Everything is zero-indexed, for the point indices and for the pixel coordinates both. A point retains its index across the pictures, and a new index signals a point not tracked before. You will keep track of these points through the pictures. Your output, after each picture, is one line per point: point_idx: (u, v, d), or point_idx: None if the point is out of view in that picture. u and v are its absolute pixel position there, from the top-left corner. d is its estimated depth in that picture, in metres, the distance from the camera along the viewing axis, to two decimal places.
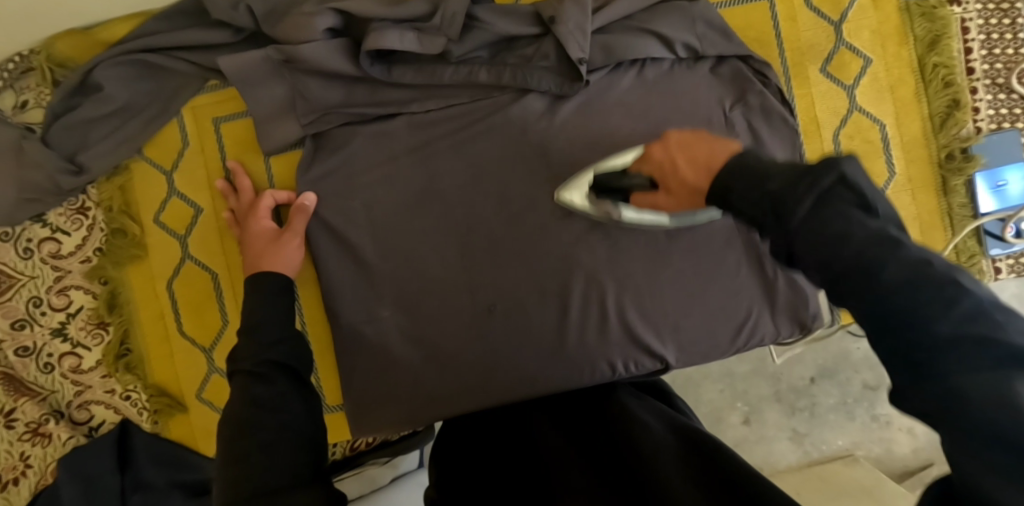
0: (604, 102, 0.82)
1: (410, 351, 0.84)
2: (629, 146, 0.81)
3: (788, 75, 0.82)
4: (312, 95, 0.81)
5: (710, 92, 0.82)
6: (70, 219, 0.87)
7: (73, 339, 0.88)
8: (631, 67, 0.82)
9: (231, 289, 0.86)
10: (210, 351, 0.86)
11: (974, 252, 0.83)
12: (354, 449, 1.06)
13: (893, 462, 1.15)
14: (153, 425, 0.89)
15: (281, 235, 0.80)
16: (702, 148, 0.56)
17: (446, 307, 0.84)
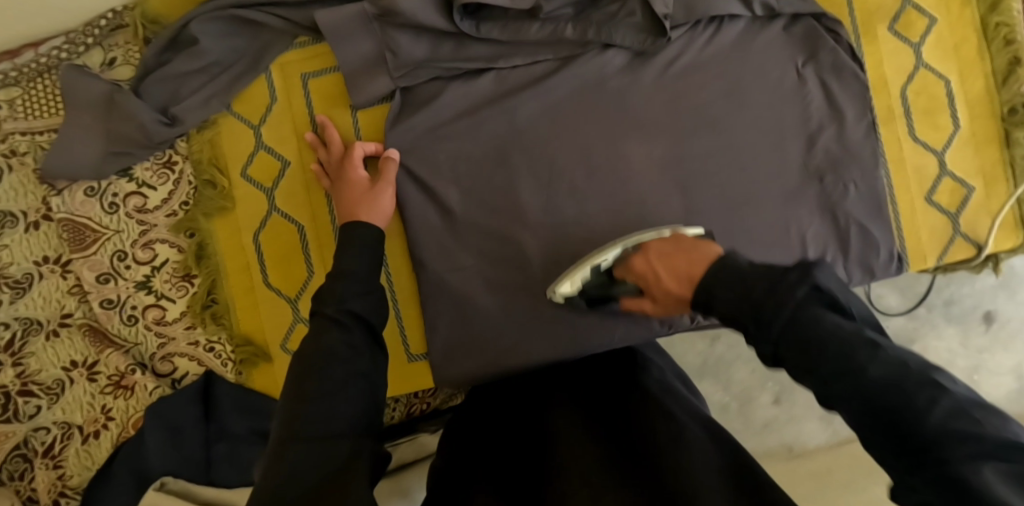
0: (684, 57, 0.85)
1: (493, 301, 0.87)
2: (704, 104, 0.85)
3: (858, 33, 0.86)
4: (402, 50, 0.84)
5: (784, 49, 0.85)
6: (157, 173, 0.89)
7: (158, 291, 0.90)
8: (708, 26, 0.84)
9: (317, 240, 0.88)
10: (295, 302, 0.88)
11: None
12: (411, 412, 1.09)
13: None
14: (237, 376, 0.90)
15: (374, 184, 0.83)
16: (678, 257, 0.60)
17: (526, 258, 0.86)
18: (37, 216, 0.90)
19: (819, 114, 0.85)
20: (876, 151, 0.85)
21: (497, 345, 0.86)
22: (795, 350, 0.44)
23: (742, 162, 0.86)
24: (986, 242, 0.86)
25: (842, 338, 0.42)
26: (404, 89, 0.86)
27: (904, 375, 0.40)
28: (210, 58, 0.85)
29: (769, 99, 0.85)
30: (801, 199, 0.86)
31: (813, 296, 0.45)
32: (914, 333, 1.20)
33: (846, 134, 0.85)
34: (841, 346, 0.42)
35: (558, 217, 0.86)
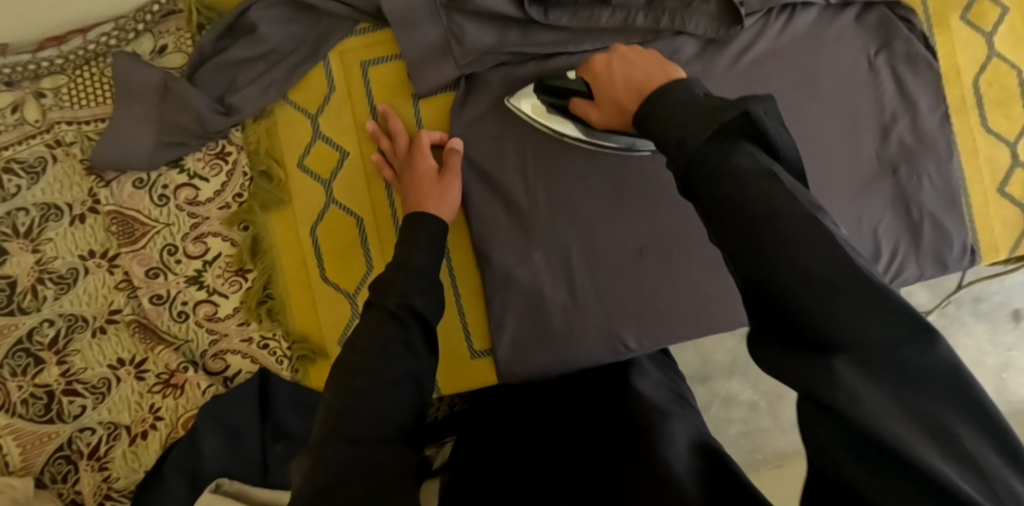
0: (757, 46, 0.83)
1: (560, 297, 0.84)
2: (777, 94, 0.83)
3: (931, 22, 0.84)
4: (468, 38, 0.81)
5: (857, 38, 0.83)
6: (209, 165, 0.86)
7: (210, 286, 0.86)
8: (780, 15, 0.83)
9: (377, 233, 0.85)
10: (354, 297, 0.86)
11: None
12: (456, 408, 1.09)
13: None
14: (293, 374, 0.87)
15: (441, 174, 0.80)
16: (637, 65, 0.63)
17: (592, 251, 0.84)
18: (82, 209, 0.87)
19: (891, 106, 0.84)
20: (949, 144, 0.84)
21: (563, 343, 0.84)
22: (708, 181, 0.43)
23: (817, 154, 0.84)
24: None
25: (745, 167, 0.41)
26: (468, 77, 0.84)
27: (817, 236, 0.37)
28: (269, 46, 0.82)
29: (842, 89, 0.84)
30: (878, 191, 0.84)
31: (743, 128, 0.43)
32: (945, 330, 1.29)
33: (920, 125, 0.84)
34: (783, 265, 0.37)
35: (626, 215, 0.84)
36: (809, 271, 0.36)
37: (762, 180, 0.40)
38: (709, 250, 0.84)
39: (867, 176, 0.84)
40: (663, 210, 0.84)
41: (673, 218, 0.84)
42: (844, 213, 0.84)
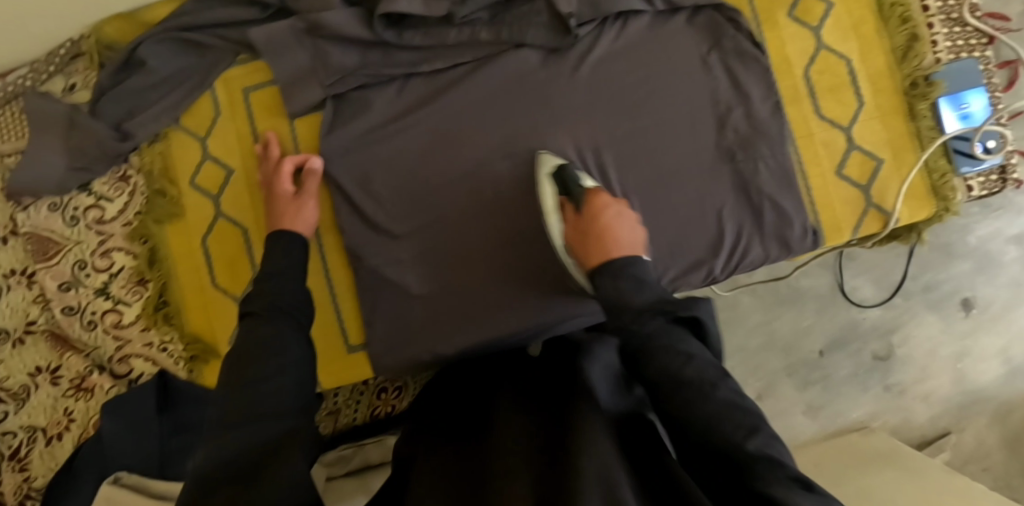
0: (595, 51, 0.90)
1: (432, 292, 0.92)
2: (618, 97, 0.90)
3: (759, 21, 0.91)
4: (331, 60, 0.90)
5: (690, 39, 0.90)
6: (113, 186, 0.95)
7: (115, 296, 0.95)
8: (615, 23, 0.90)
9: (260, 241, 0.93)
10: (241, 300, 0.93)
11: (944, 171, 0.89)
12: (374, 415, 1.24)
13: (910, 431, 1.34)
14: (189, 373, 0.94)
15: (297, 195, 0.88)
16: (619, 226, 0.72)
17: (457, 247, 0.92)
18: (4, 232, 0.97)
19: (729, 100, 0.90)
20: (782, 130, 0.90)
21: (434, 336, 0.92)
22: (656, 364, 0.58)
23: (659, 146, 0.90)
24: (895, 211, 0.89)
25: (700, 359, 0.58)
26: (335, 97, 0.92)
27: (744, 410, 0.55)
28: (162, 76, 0.92)
29: (679, 85, 0.90)
30: (718, 179, 0.90)
31: (664, 317, 0.61)
32: (895, 321, 1.34)
33: (753, 114, 0.90)
34: (710, 430, 0.53)
35: (489, 214, 0.92)
36: (762, 450, 0.52)
37: (710, 372, 0.57)
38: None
39: (707, 163, 0.90)
40: (521, 206, 0.92)
41: (533, 213, 0.92)
42: (686, 198, 0.90)
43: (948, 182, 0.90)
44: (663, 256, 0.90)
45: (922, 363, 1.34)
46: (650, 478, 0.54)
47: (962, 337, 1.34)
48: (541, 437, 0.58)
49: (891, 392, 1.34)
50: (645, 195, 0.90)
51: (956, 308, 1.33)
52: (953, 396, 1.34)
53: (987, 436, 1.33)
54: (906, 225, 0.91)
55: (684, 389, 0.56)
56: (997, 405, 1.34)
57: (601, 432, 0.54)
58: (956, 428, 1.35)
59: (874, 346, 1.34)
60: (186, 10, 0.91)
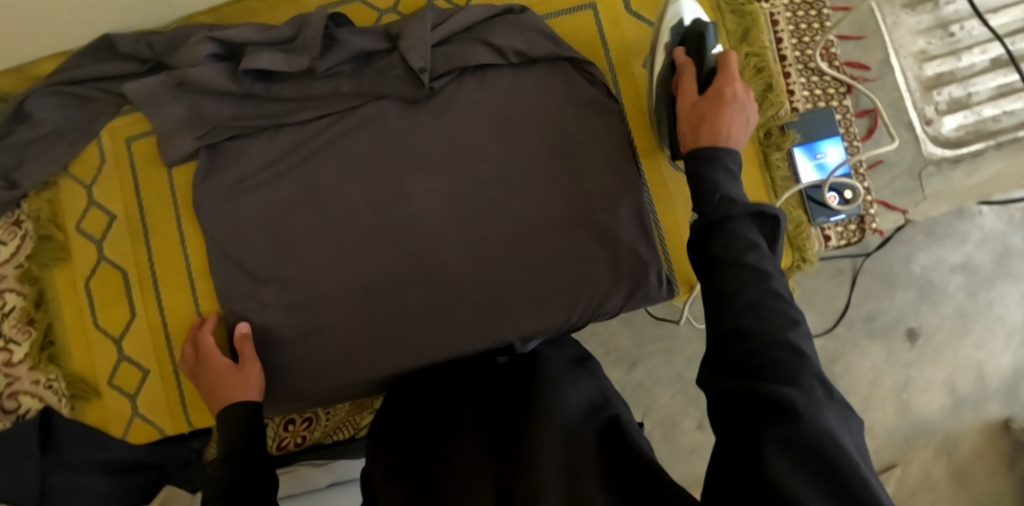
0: (454, 102, 0.93)
1: (291, 337, 0.94)
2: (477, 147, 0.93)
3: (615, 70, 0.95)
4: (204, 111, 0.94)
5: (546, 90, 0.92)
6: (7, 230, 1.00)
7: (7, 336, 1.00)
8: (473, 74, 0.93)
9: (139, 285, 0.97)
10: (119, 341, 0.97)
11: (799, 222, 0.89)
12: (282, 447, 1.30)
13: None
14: (72, 411, 0.99)
15: (240, 363, 0.90)
16: (731, 117, 0.71)
17: (314, 294, 0.94)
18: None
19: (585, 150, 0.92)
20: (635, 179, 0.92)
21: (292, 381, 0.94)
22: (720, 246, 0.56)
23: (516, 194, 0.92)
24: None
25: (765, 256, 0.55)
26: (210, 147, 0.96)
27: (780, 305, 0.51)
28: (48, 129, 0.96)
29: (536, 135, 0.92)
30: (571, 227, 0.92)
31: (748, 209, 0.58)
32: (838, 353, 1.37)
33: (611, 162, 0.92)
34: (767, 322, 0.50)
35: (349, 260, 0.94)
36: (788, 340, 0.49)
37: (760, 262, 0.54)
38: (422, 289, 0.93)
39: (560, 211, 0.92)
40: (379, 253, 0.94)
41: (392, 260, 0.93)
42: (538, 247, 0.92)
43: (804, 232, 0.90)
44: (518, 304, 0.91)
45: (865, 394, 1.37)
46: (615, 473, 0.58)
47: (906, 369, 1.38)
48: (492, 452, 0.65)
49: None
50: (503, 243, 0.92)
51: (901, 338, 1.37)
52: (898, 429, 1.37)
53: (934, 470, 1.36)
54: None
55: (741, 275, 0.53)
56: (945, 438, 1.37)
57: (552, 440, 0.60)
58: (903, 461, 1.37)
59: None
60: (71, 65, 0.96)
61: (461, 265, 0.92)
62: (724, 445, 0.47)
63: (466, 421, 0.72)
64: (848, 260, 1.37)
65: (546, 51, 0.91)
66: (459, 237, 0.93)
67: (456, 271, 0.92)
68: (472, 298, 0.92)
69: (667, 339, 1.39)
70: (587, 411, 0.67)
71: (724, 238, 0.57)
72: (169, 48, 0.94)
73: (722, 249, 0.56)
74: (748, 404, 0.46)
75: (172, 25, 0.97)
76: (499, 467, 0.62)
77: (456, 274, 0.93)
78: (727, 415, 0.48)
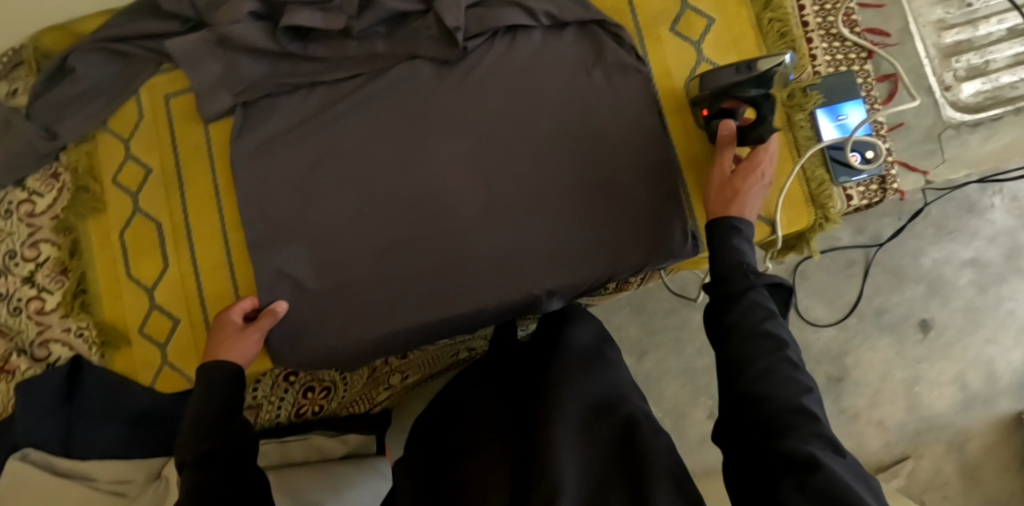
0: (484, 63, 0.95)
1: (319, 290, 0.96)
2: (504, 109, 0.95)
3: (642, 36, 0.96)
4: (241, 70, 0.97)
5: (575, 53, 0.95)
6: (46, 182, 1.03)
7: (40, 285, 1.02)
8: (505, 37, 0.96)
9: (173, 236, 0.99)
10: (153, 290, 0.99)
11: (822, 180, 0.91)
12: (298, 413, 1.30)
13: (866, 456, 1.38)
14: (101, 359, 1.00)
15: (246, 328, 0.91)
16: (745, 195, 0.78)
17: (339, 253, 0.96)
18: None
19: (609, 113, 0.93)
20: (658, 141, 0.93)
21: (315, 335, 0.95)
22: (737, 318, 0.67)
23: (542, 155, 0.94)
24: (775, 217, 0.91)
25: (776, 326, 0.66)
26: (245, 104, 0.99)
27: (790, 372, 0.63)
28: (88, 84, 0.99)
29: (564, 96, 0.94)
30: (595, 191, 0.93)
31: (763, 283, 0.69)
32: (847, 345, 1.40)
33: (639, 121, 0.93)
34: (778, 390, 0.61)
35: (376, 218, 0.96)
36: (799, 405, 0.60)
37: (772, 336, 0.65)
38: (446, 247, 0.95)
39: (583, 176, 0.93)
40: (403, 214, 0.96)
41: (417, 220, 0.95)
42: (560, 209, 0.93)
43: (827, 190, 0.91)
44: (545, 256, 0.93)
45: (875, 387, 1.39)
46: (620, 461, 0.69)
47: (916, 362, 1.39)
48: (509, 447, 0.74)
49: (846, 417, 1.39)
50: (531, 198, 0.94)
51: (911, 331, 1.39)
52: (909, 423, 1.38)
53: (944, 464, 1.36)
54: (788, 234, 0.93)
55: (759, 343, 0.64)
56: (955, 433, 1.37)
57: (564, 438, 0.69)
58: (914, 454, 1.37)
59: (826, 368, 1.40)
60: (115, 22, 0.99)
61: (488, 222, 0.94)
62: (739, 478, 0.61)
63: (487, 430, 0.77)
64: (860, 251, 1.40)
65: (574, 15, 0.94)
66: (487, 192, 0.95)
67: (483, 227, 0.94)
68: (497, 256, 0.94)
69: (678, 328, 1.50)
70: (595, 405, 0.76)
71: (736, 310, 0.67)
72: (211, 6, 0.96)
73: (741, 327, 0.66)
74: (770, 455, 0.57)
75: None
76: (514, 460, 0.71)
77: (483, 230, 0.94)
78: (738, 455, 0.62)
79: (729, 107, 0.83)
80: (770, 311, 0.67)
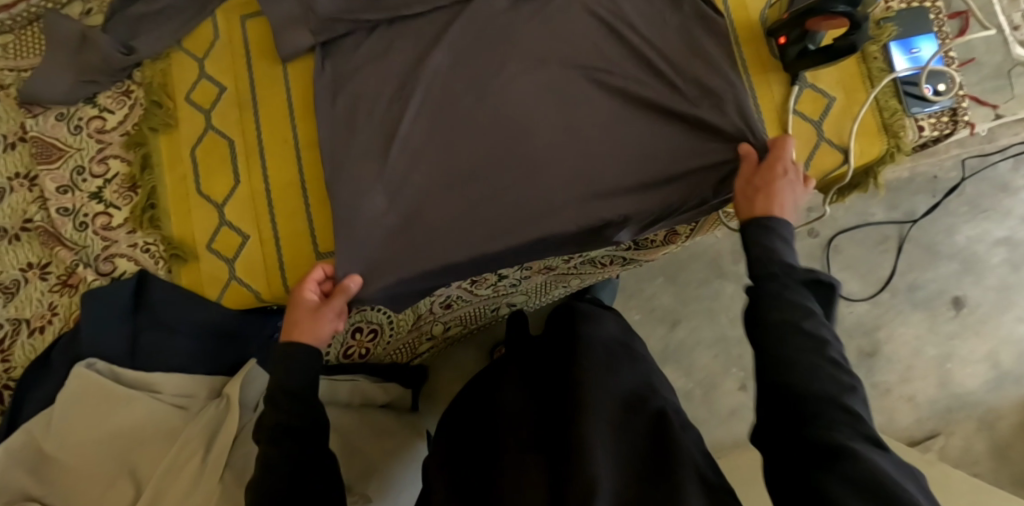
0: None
1: (387, 207, 0.93)
2: (580, 38, 0.97)
3: None
4: None
5: None
6: (118, 100, 1.04)
7: (107, 200, 1.02)
8: None
9: (245, 153, 1.00)
10: (222, 206, 0.99)
11: (894, 110, 0.92)
12: (346, 355, 1.26)
13: (897, 430, 1.36)
14: (168, 273, 1.00)
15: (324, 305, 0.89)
16: (774, 188, 0.81)
17: (413, 169, 0.95)
18: (15, 138, 1.06)
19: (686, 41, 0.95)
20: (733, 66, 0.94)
21: (380, 254, 0.93)
22: (776, 310, 0.67)
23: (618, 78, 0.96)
24: (849, 146, 0.92)
25: (811, 321, 0.66)
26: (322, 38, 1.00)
27: (833, 366, 0.63)
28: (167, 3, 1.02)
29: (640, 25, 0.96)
30: (680, 115, 0.93)
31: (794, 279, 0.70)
32: (880, 319, 1.40)
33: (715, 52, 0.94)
34: (819, 380, 0.62)
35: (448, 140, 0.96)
36: (844, 401, 0.60)
37: (809, 326, 0.65)
38: (519, 168, 0.94)
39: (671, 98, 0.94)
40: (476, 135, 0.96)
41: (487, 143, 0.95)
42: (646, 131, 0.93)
43: (899, 121, 0.93)
44: (620, 180, 0.93)
45: (907, 364, 1.39)
46: (645, 457, 0.70)
47: (948, 339, 1.39)
48: (537, 438, 0.74)
49: (877, 391, 1.38)
50: (606, 124, 0.94)
51: (945, 307, 1.39)
52: (940, 400, 1.37)
53: (975, 442, 1.35)
54: (859, 164, 0.94)
55: (798, 338, 0.65)
56: (986, 412, 1.36)
57: (596, 431, 0.69)
58: (945, 432, 1.36)
59: (859, 342, 1.40)
60: None
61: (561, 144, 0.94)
62: (779, 475, 0.61)
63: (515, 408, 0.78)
64: (895, 227, 1.42)
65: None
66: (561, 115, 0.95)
67: (556, 149, 0.94)
68: (570, 178, 0.93)
69: (710, 298, 1.45)
70: (621, 398, 0.77)
71: (765, 290, 0.70)
72: None
73: (778, 314, 0.67)
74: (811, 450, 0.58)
75: None
76: (542, 451, 0.71)
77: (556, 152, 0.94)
78: (777, 450, 0.62)
79: (812, 27, 0.85)
80: (805, 305, 0.67)
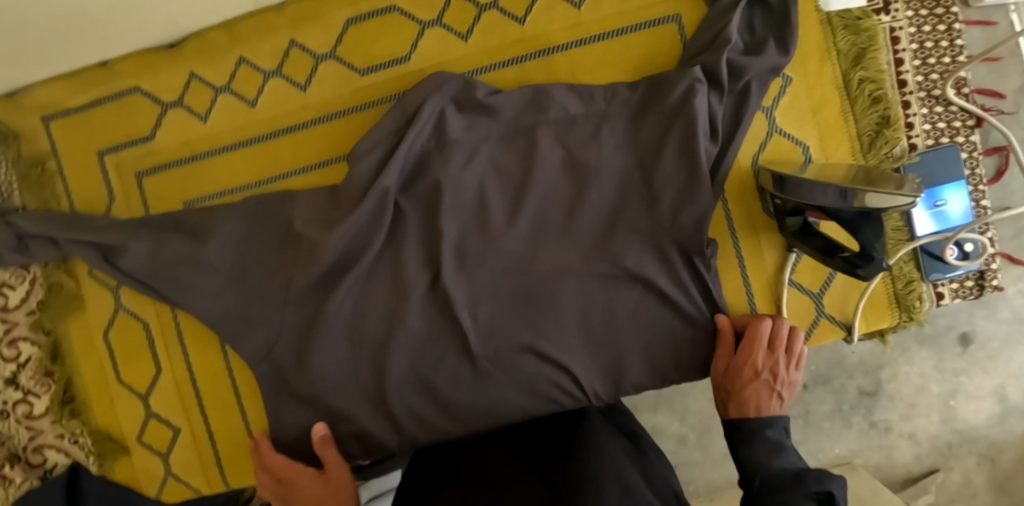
0: (488, 127, 0.79)
1: (321, 410, 0.82)
2: (511, 183, 0.80)
3: (721, 85, 0.75)
4: (231, 161, 0.86)
5: (599, 112, 0.78)
6: (14, 274, 0.89)
7: (25, 387, 0.90)
8: (516, 92, 0.80)
9: (162, 335, 0.89)
10: (146, 397, 0.90)
11: (911, 278, 0.78)
12: None
13: (893, 470, 1.01)
14: (100, 467, 0.91)
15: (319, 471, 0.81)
16: (766, 400, 0.72)
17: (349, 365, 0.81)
18: None
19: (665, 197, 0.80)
20: (714, 215, 0.78)
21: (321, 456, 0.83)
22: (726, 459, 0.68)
23: (584, 134, 0.78)
24: (854, 322, 0.79)
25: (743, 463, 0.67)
26: (218, 190, 0.86)
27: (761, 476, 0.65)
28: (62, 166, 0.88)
29: (581, 158, 0.78)
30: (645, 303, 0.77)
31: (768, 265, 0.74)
32: (884, 359, 0.99)
33: (682, 202, 0.75)
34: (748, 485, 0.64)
35: (374, 337, 0.81)
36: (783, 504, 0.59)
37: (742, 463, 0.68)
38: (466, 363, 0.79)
39: (655, 274, 0.77)
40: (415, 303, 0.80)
41: (420, 328, 0.80)
42: (598, 339, 0.78)
43: (915, 290, 0.79)
44: (560, 364, 0.78)
45: (910, 400, 1.00)
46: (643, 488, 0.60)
47: (954, 376, 0.99)
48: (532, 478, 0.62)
49: (875, 431, 1.00)
50: (544, 296, 0.78)
51: (951, 347, 0.98)
52: (940, 436, 1.00)
53: (974, 478, 1.00)
54: (865, 335, 0.81)
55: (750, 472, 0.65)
56: (988, 450, 1.00)
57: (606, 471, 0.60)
58: (943, 466, 1.00)
59: (861, 382, 1.00)
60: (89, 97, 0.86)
61: (518, 322, 0.79)
62: None
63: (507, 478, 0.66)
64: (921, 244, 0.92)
65: (612, 77, 0.81)
66: (501, 285, 0.79)
67: (501, 327, 0.79)
68: (537, 381, 0.78)
69: None
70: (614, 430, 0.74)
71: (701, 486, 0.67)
72: (219, 71, 0.84)
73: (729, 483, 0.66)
74: None
75: (183, 42, 0.84)
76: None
77: (498, 327, 0.79)
78: None
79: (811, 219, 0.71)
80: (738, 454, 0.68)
